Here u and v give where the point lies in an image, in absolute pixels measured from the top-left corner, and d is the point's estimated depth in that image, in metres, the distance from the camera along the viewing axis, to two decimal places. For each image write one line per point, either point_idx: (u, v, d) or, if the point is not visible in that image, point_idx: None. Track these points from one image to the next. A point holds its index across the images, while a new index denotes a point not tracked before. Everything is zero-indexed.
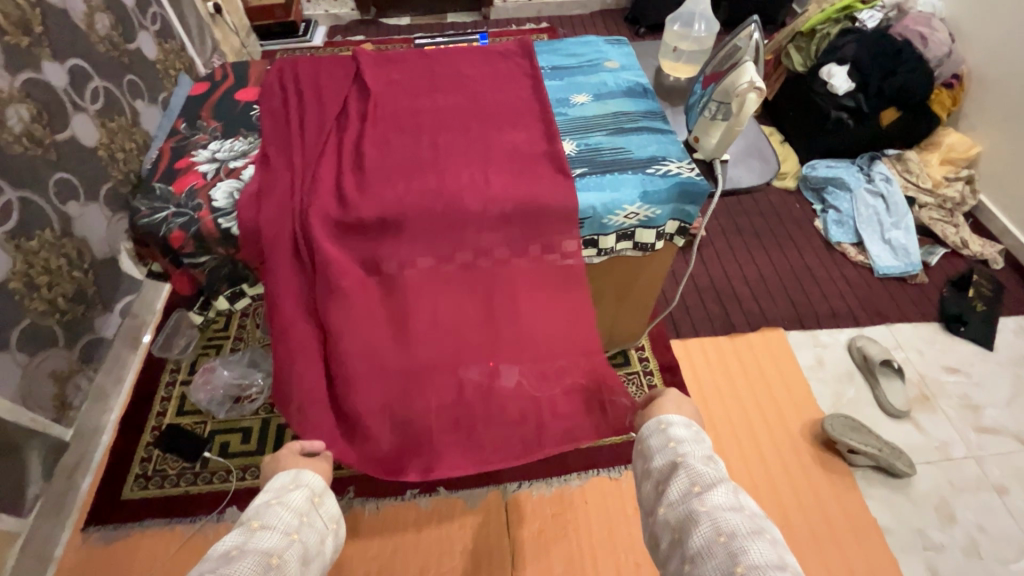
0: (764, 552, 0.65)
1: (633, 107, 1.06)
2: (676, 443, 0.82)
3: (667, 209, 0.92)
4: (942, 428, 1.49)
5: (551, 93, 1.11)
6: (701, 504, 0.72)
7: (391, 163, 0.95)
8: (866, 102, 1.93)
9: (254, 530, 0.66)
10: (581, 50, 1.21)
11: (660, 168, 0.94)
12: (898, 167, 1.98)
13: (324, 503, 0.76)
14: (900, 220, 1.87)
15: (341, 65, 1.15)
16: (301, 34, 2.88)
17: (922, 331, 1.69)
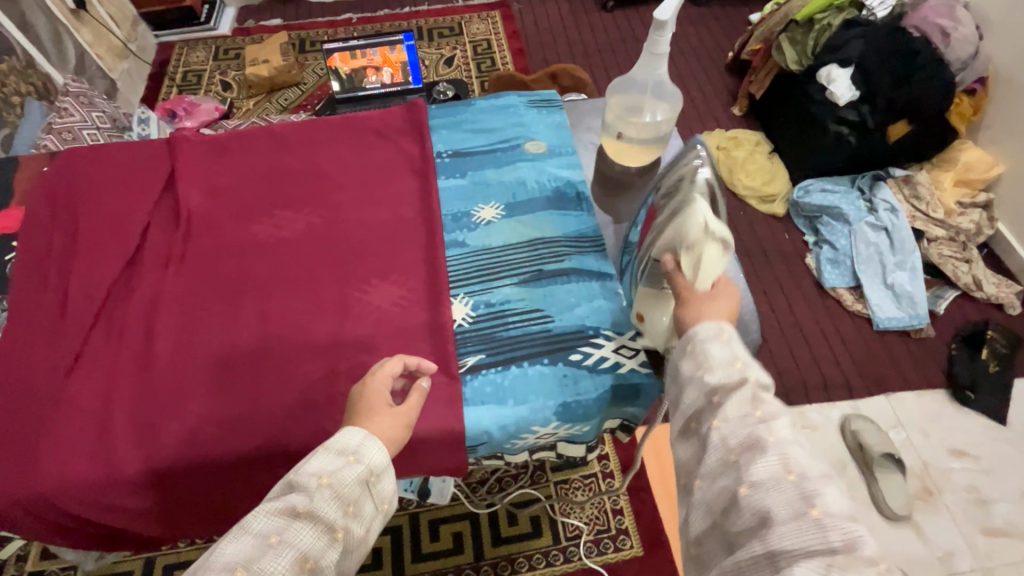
0: (841, 498, 0.47)
1: (560, 230, 0.76)
2: (743, 359, 0.55)
3: (596, 417, 0.66)
4: (946, 532, 1.28)
5: (447, 202, 0.79)
6: (770, 431, 0.50)
7: (176, 370, 0.68)
8: (872, 117, 1.60)
9: (298, 514, 0.51)
10: (496, 121, 0.88)
11: (588, 357, 0.67)
12: (905, 191, 1.68)
13: (385, 482, 0.59)
14: (905, 261, 1.59)
15: (145, 168, 0.84)
16: (204, 21, 2.39)
17: (926, 402, 1.46)
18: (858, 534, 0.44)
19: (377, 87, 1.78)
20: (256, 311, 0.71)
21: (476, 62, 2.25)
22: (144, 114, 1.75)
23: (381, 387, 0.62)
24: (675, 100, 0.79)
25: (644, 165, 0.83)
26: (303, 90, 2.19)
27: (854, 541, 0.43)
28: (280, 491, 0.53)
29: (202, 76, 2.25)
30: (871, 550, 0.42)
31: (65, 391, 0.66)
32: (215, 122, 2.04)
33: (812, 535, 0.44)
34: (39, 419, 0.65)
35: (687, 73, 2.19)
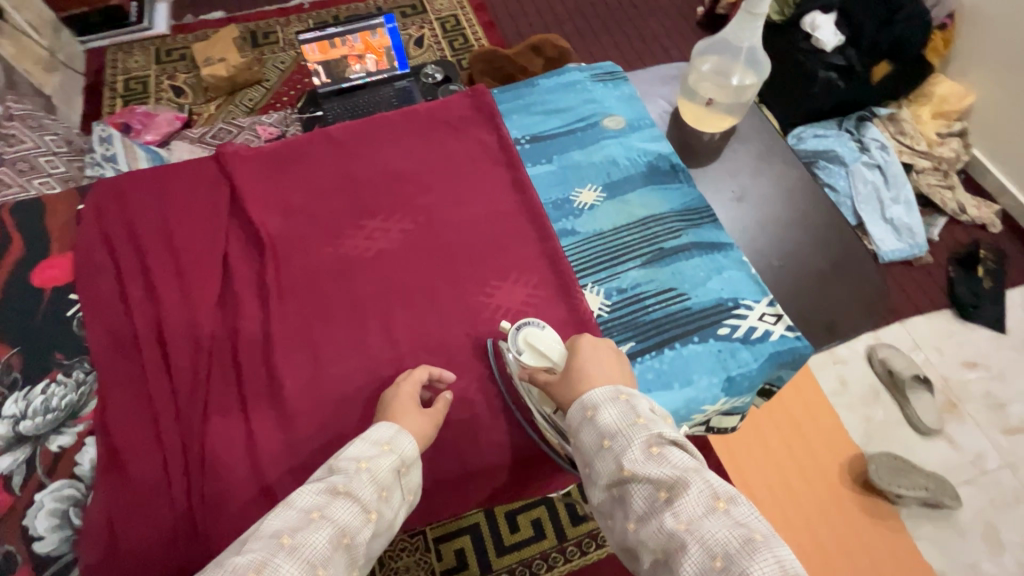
0: (767, 568, 0.51)
1: (663, 206, 1.04)
2: (613, 440, 0.66)
3: (760, 381, 0.87)
4: (974, 437, 1.41)
5: (548, 191, 1.06)
6: (677, 519, 0.57)
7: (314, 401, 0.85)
8: (858, 59, 1.69)
9: (338, 491, 0.66)
10: (569, 102, 1.16)
11: (731, 327, 0.91)
12: (891, 128, 1.76)
13: (409, 474, 0.74)
14: (899, 195, 1.69)
15: (211, 237, 0.96)
16: (136, 21, 2.14)
17: (937, 323, 1.57)
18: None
19: (361, 76, 1.66)
20: (372, 295, 0.94)
21: (448, 40, 2.15)
22: (104, 131, 1.56)
23: (408, 389, 0.82)
24: (758, 66, 1.07)
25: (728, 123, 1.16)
26: (267, 88, 2.02)
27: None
28: (321, 474, 0.68)
29: (147, 82, 2.03)
30: None
31: (206, 452, 0.81)
32: (178, 133, 1.85)
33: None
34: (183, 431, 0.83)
35: (662, 34, 2.19)
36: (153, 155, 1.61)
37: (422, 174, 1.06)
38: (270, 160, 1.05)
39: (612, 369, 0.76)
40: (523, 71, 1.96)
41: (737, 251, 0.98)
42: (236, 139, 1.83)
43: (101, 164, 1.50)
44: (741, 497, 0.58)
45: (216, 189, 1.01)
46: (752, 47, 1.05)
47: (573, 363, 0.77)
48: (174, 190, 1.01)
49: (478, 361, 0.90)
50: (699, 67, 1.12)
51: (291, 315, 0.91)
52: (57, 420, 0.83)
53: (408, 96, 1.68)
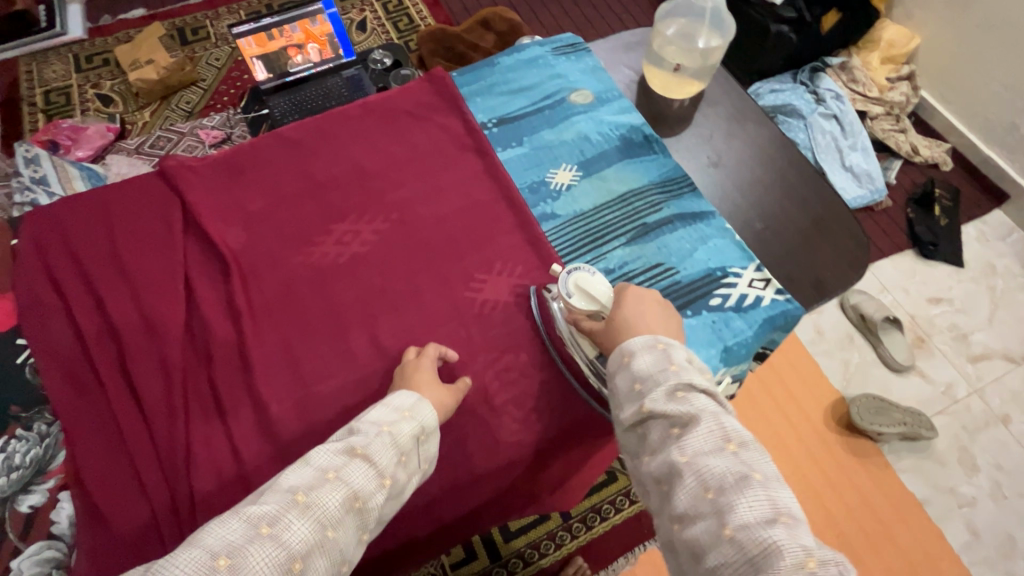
0: (755, 506, 0.58)
1: (641, 179, 1.03)
2: (642, 382, 0.68)
3: (758, 346, 0.88)
4: (942, 369, 1.48)
5: (523, 174, 1.04)
6: (683, 455, 0.63)
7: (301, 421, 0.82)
8: (808, 10, 1.68)
9: (354, 454, 0.68)
10: (534, 80, 1.13)
11: (722, 296, 0.91)
12: (844, 78, 1.79)
13: (428, 442, 0.75)
14: (856, 142, 1.72)
15: (164, 262, 0.90)
16: (47, 26, 1.96)
17: (901, 264, 1.62)
18: (768, 532, 0.56)
19: (305, 67, 1.56)
20: (359, 302, 0.90)
21: (392, 21, 2.05)
22: (28, 152, 1.43)
23: (427, 365, 0.82)
24: (721, 32, 1.11)
25: (689, 92, 1.16)
26: (204, 89, 1.89)
27: (763, 541, 0.55)
28: (343, 434, 0.71)
29: (70, 93, 1.88)
30: (780, 555, 0.53)
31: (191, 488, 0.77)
32: (112, 145, 1.73)
33: (737, 552, 0.56)
34: (164, 466, 0.79)
35: None
36: (87, 172, 1.48)
37: (385, 168, 1.02)
38: (225, 172, 0.99)
39: (659, 318, 0.76)
40: (475, 48, 1.88)
41: (720, 219, 0.99)
42: (178, 146, 1.73)
43: (31, 187, 1.37)
44: (751, 443, 0.63)
45: (162, 210, 0.94)
46: (715, 8, 1.11)
47: (621, 309, 0.77)
48: (115, 215, 0.94)
49: (468, 357, 0.88)
50: (664, 30, 1.12)
51: (265, 331, 0.87)
52: (24, 479, 0.78)
53: (357, 84, 1.59)
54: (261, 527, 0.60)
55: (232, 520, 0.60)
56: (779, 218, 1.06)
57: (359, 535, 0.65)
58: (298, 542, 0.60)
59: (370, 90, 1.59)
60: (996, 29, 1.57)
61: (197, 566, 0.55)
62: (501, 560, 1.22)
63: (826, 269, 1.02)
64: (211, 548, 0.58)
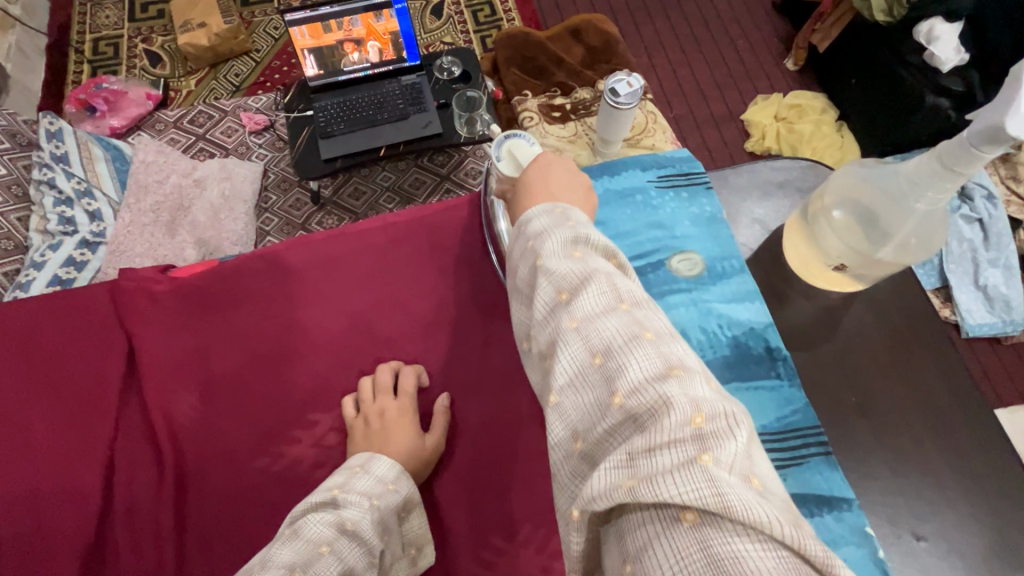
0: (647, 361, 0.39)
1: (752, 420, 0.69)
2: (534, 239, 0.49)
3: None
4: None
5: None
6: (570, 318, 0.43)
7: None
8: (983, 87, 1.32)
9: (346, 530, 0.57)
10: (626, 225, 0.82)
11: None
12: (1002, 171, 1.45)
13: (411, 519, 0.66)
14: (1000, 257, 1.39)
15: (86, 438, 0.67)
16: None
17: (1019, 418, 1.36)
18: (660, 390, 0.37)
19: (361, 67, 1.36)
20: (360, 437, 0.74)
21: (471, 9, 1.80)
22: (52, 124, 1.31)
23: (399, 401, 0.73)
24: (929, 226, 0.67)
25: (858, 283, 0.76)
26: (256, 61, 1.72)
27: (655, 404, 0.36)
28: (326, 503, 0.60)
29: (120, 45, 1.74)
30: (675, 416, 0.35)
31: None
32: (150, 116, 1.59)
33: (621, 424, 0.37)
34: None
35: (729, 17, 1.81)
36: (113, 154, 1.37)
37: (426, 258, 0.84)
38: (193, 294, 0.79)
39: (562, 185, 0.58)
40: (559, 62, 1.61)
41: (859, 515, 0.64)
42: (218, 127, 1.57)
43: (50, 165, 1.26)
44: (649, 299, 0.44)
45: (110, 354, 0.73)
46: (931, 209, 0.65)
47: (519, 181, 0.60)
48: (41, 350, 0.71)
49: (485, 534, 0.70)
50: (828, 208, 0.74)
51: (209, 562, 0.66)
52: None
53: (416, 95, 1.37)
54: None
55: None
56: (936, 425, 0.73)
57: None
58: None
59: (429, 105, 1.37)
60: None
61: None
62: None
63: (996, 528, 0.69)
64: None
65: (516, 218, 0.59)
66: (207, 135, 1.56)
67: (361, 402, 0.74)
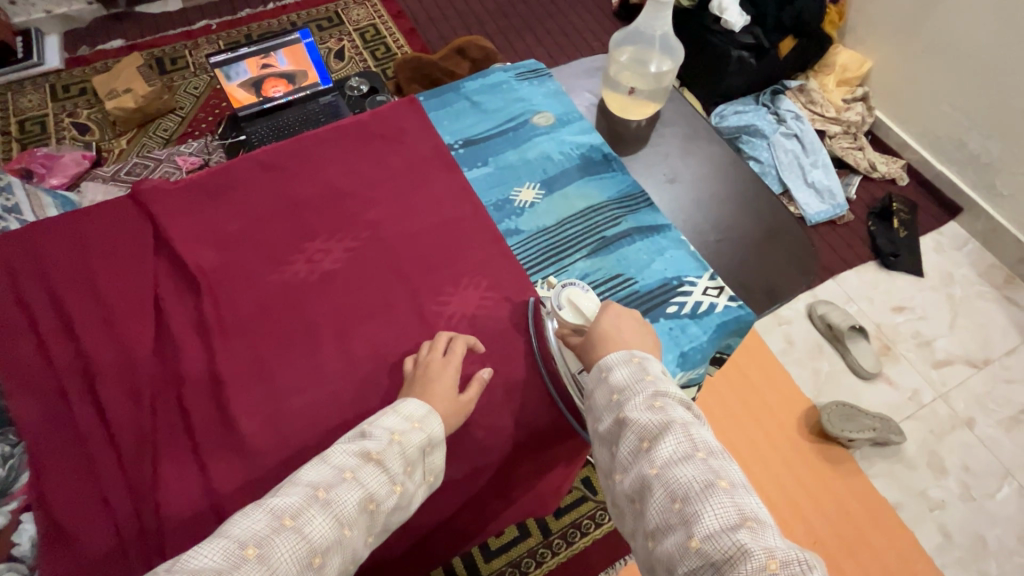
0: (721, 511, 0.54)
1: (603, 194, 0.94)
2: (619, 392, 0.66)
3: (712, 352, 0.80)
4: (909, 375, 1.52)
5: (488, 192, 0.94)
6: (652, 466, 0.59)
7: (287, 413, 0.74)
8: (766, 36, 1.77)
9: (370, 459, 0.62)
10: (499, 103, 1.03)
11: (681, 303, 0.83)
12: (802, 99, 1.89)
13: (435, 455, 0.68)
14: (817, 159, 1.80)
15: (126, 283, 0.81)
16: (24, 57, 1.98)
17: (864, 274, 1.68)
18: (732, 538, 0.52)
19: (281, 97, 1.59)
20: None
21: (369, 50, 2.11)
22: (1, 180, 1.43)
23: (445, 368, 0.74)
24: (671, 49, 1.01)
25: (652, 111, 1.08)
26: (182, 116, 1.91)
27: (730, 548, 0.51)
28: (355, 437, 0.65)
29: (46, 122, 1.88)
30: (749, 562, 0.49)
31: (161, 500, 0.69)
32: (87, 173, 1.73)
33: (702, 566, 0.52)
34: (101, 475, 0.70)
35: (582, 27, 2.24)
36: (60, 201, 1.51)
37: None
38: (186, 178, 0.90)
39: (634, 332, 0.73)
40: (450, 75, 1.93)
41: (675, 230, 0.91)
42: (155, 173, 1.72)
43: (3, 215, 1.36)
44: (720, 452, 0.60)
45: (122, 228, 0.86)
46: (665, 33, 1.00)
47: (590, 328, 0.74)
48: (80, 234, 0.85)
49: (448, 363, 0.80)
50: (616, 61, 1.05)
51: (240, 342, 0.78)
52: None
53: (334, 110, 1.62)
54: (283, 518, 0.56)
55: (255, 510, 0.56)
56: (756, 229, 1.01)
57: (365, 539, 0.60)
58: (317, 540, 0.56)
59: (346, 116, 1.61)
60: (937, 54, 1.67)
61: (224, 554, 0.52)
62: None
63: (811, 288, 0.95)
64: (235, 540, 0.54)
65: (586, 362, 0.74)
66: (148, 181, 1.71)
67: (418, 360, 0.75)
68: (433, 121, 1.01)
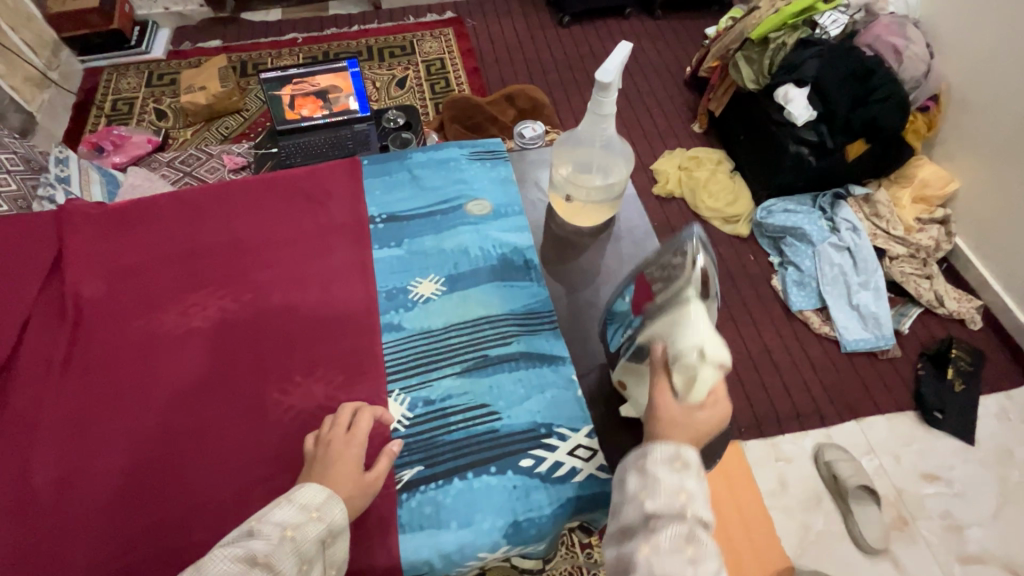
0: None
1: (507, 304, 0.74)
2: (689, 486, 0.52)
3: (553, 535, 0.60)
4: (923, 562, 1.26)
5: (383, 277, 0.75)
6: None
7: (55, 498, 0.61)
8: (831, 136, 1.60)
9: (255, 564, 0.48)
10: (436, 178, 0.86)
11: (536, 460, 0.62)
12: (866, 210, 1.67)
13: (335, 545, 0.53)
14: (869, 281, 1.58)
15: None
16: (134, 44, 2.23)
17: (896, 424, 1.44)
18: None
19: (319, 118, 1.66)
20: None
21: (430, 83, 2.17)
22: (63, 153, 1.58)
23: (346, 441, 0.59)
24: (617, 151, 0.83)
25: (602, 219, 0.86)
26: (245, 117, 2.06)
27: None
28: (238, 536, 0.51)
29: (134, 104, 2.09)
30: None
31: None
32: (148, 155, 1.89)
33: None
34: None
35: (647, 91, 2.16)
36: (109, 179, 1.65)
37: None
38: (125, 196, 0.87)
39: (719, 418, 0.56)
40: (493, 120, 1.93)
41: (571, 367, 0.68)
42: (203, 165, 1.85)
43: (53, 185, 1.51)
44: None
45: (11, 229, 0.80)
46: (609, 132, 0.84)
47: (703, 376, 0.55)
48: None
49: None
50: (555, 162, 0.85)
51: (60, 392, 0.68)
52: None
53: (365, 138, 1.67)
54: None
55: None
56: None
57: None
58: None
59: (374, 146, 1.65)
60: None
61: None
62: None
63: None
64: None
65: (674, 388, 0.56)
66: (194, 172, 1.84)
67: (319, 439, 0.60)
68: (363, 188, 0.84)
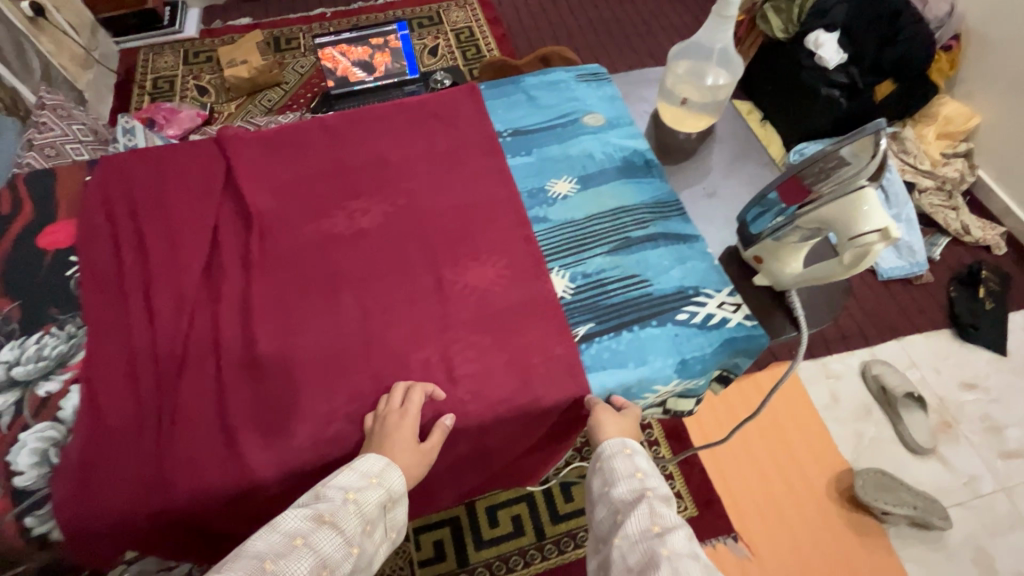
0: None
1: (636, 197, 0.92)
2: (644, 474, 0.69)
3: (713, 368, 0.78)
4: (968, 460, 1.37)
5: (522, 181, 0.94)
6: (659, 544, 0.60)
7: (314, 355, 0.77)
8: (861, 77, 1.69)
9: (323, 521, 0.63)
10: (553, 100, 1.04)
11: (691, 313, 0.81)
12: (894, 147, 1.76)
13: (394, 510, 0.70)
14: (901, 213, 1.66)
15: (194, 219, 0.89)
16: (167, 23, 2.26)
17: (934, 341, 1.55)
18: None
19: (370, 80, 1.71)
20: None
21: (461, 50, 2.23)
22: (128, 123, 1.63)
23: (409, 417, 0.70)
24: (730, 64, 0.96)
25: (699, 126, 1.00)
26: (285, 90, 2.11)
27: None
28: (308, 501, 0.66)
29: (174, 82, 2.13)
30: None
31: (178, 402, 0.74)
32: (198, 129, 1.94)
33: None
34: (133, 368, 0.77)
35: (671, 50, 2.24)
36: None
37: None
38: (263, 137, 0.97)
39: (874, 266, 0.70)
40: None
41: (703, 242, 0.87)
42: None
43: None
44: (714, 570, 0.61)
45: (206, 168, 0.94)
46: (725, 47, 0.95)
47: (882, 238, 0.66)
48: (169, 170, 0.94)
49: (457, 323, 0.80)
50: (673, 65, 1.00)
51: (292, 283, 0.83)
52: (47, 366, 0.78)
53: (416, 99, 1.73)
54: None
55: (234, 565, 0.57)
56: None
57: None
58: None
59: None
60: None
61: None
62: (468, 567, 1.21)
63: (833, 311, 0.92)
64: None
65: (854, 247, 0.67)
66: None
67: (377, 416, 0.72)
68: (488, 108, 1.03)
